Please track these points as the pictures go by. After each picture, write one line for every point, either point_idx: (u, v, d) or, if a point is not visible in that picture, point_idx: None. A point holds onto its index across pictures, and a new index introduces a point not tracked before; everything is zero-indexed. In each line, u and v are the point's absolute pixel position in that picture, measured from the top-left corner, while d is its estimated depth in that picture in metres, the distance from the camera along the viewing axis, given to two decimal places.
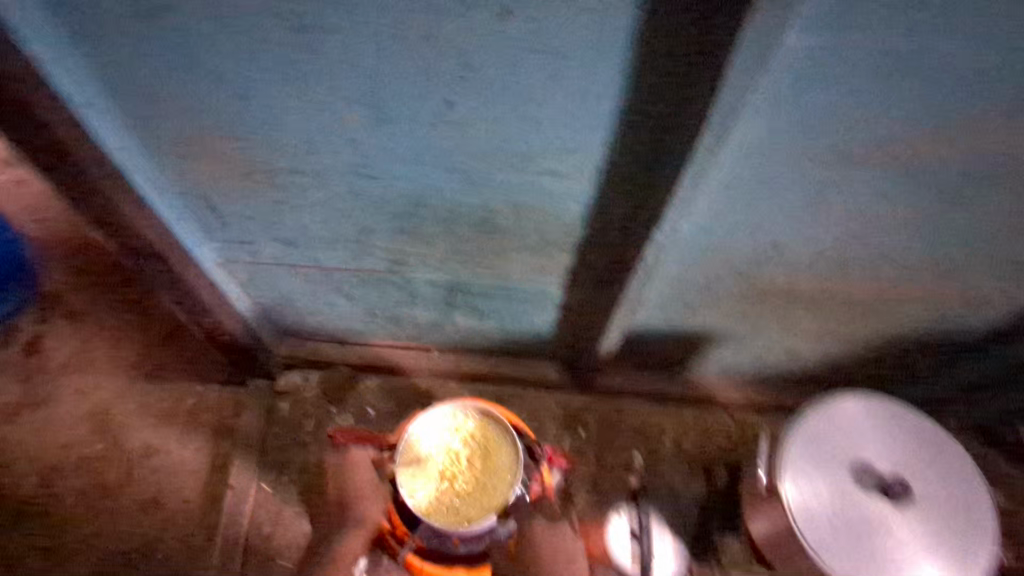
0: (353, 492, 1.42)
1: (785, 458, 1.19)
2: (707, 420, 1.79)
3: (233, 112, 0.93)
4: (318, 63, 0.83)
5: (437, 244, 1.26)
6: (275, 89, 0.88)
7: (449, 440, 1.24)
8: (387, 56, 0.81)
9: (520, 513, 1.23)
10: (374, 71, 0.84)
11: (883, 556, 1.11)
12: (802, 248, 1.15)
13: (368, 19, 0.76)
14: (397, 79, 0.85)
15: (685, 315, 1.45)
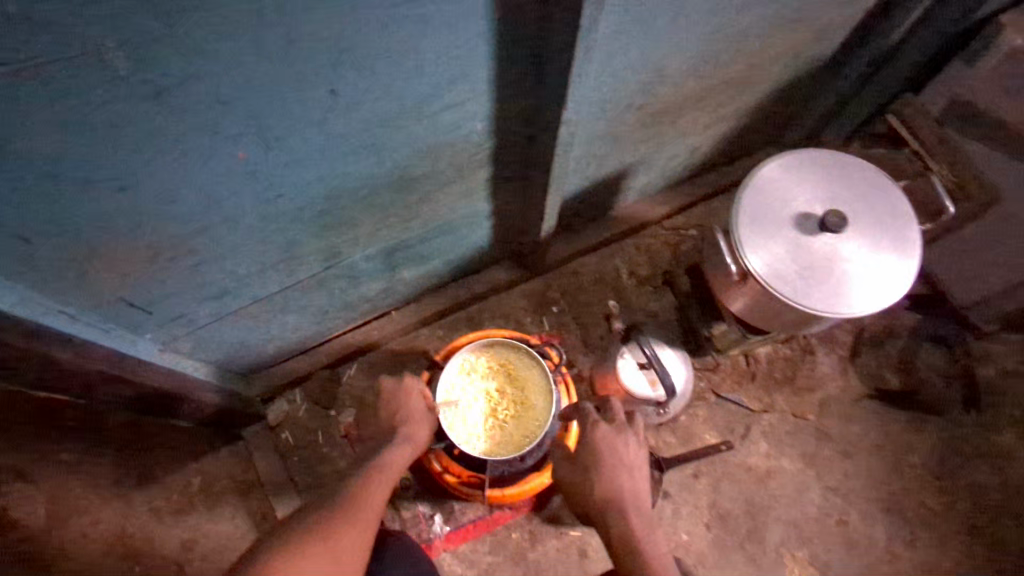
0: (400, 414, 1.25)
1: (741, 238, 1.34)
2: (649, 242, 1.92)
3: (118, 201, 0.85)
4: (189, 113, 0.76)
5: (364, 222, 1.23)
6: (151, 161, 0.81)
7: (478, 383, 1.37)
8: (256, 73, 0.75)
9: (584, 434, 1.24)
10: (248, 94, 0.78)
11: (844, 276, 1.31)
12: (681, 60, 1.21)
13: (222, 48, 0.70)
14: (274, 92, 0.79)
15: (600, 166, 1.52)
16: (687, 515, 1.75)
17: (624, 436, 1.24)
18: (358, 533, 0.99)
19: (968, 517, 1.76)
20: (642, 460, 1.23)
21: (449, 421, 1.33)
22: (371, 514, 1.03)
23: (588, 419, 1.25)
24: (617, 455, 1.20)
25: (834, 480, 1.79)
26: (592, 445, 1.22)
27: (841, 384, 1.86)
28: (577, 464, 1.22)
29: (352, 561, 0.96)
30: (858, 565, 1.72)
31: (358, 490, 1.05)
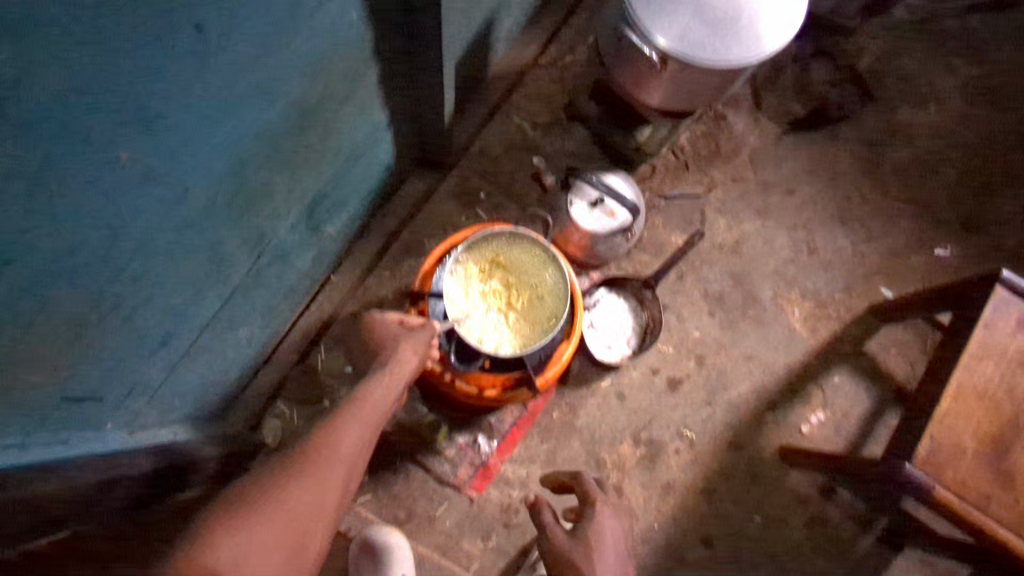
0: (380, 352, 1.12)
1: (644, 24, 1.29)
2: (535, 86, 1.84)
3: (11, 270, 0.67)
4: (48, 111, 0.60)
5: (278, 188, 1.08)
6: (30, 199, 0.64)
7: (481, 288, 1.27)
8: (108, 25, 0.61)
9: (583, 522, 1.19)
10: (111, 59, 0.63)
11: (751, 14, 1.28)
12: None
13: (60, 9, 0.56)
14: (139, 47, 0.65)
15: (472, 23, 1.39)
16: (690, 314, 1.80)
17: (620, 529, 1.19)
18: (322, 489, 0.83)
19: (902, 191, 1.94)
20: (620, 568, 1.12)
21: (477, 336, 1.23)
22: (339, 459, 0.88)
23: (594, 503, 1.22)
24: (607, 545, 1.14)
25: (790, 218, 1.90)
26: (593, 528, 1.16)
27: (757, 135, 1.94)
28: (573, 546, 1.13)
29: (308, 516, 0.78)
30: (840, 278, 1.87)
31: (326, 438, 0.90)
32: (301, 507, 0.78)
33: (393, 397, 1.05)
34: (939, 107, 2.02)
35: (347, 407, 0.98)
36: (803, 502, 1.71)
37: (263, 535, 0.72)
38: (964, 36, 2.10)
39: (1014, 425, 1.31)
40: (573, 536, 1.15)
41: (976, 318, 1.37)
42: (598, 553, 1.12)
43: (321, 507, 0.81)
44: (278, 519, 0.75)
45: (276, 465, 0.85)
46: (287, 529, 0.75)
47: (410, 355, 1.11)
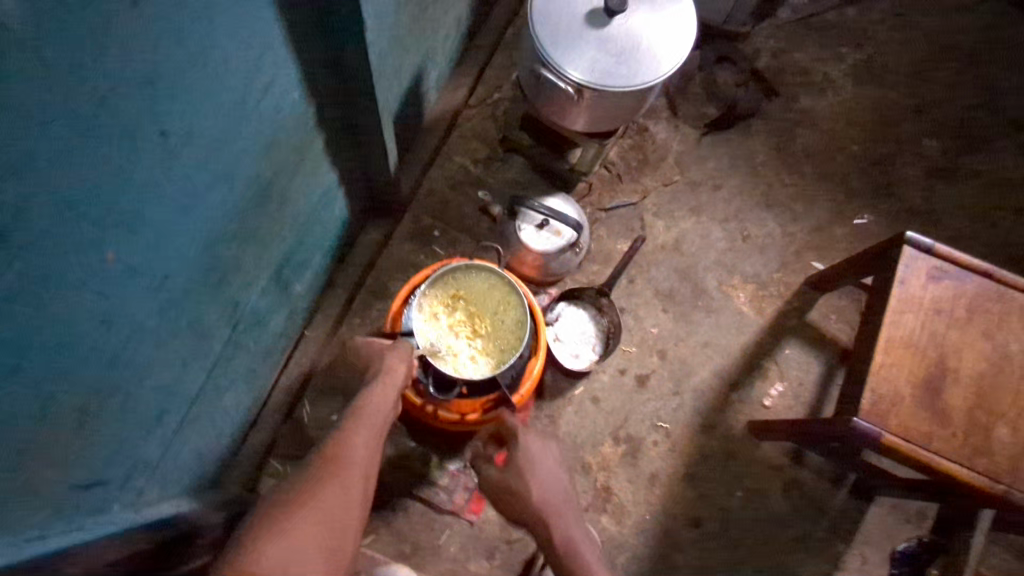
0: (374, 359, 1.25)
1: (553, 60, 1.42)
2: (470, 125, 1.97)
3: (23, 374, 0.74)
4: (44, 230, 0.68)
5: (247, 259, 1.17)
6: (33, 311, 0.71)
7: (449, 322, 1.36)
8: (89, 147, 0.69)
9: (512, 451, 1.31)
10: (93, 174, 0.71)
11: (646, 41, 1.43)
12: None
13: (48, 145, 0.64)
14: (115, 160, 0.74)
15: (402, 80, 1.51)
16: (646, 313, 1.93)
17: (546, 446, 1.33)
18: (343, 500, 1.00)
19: (816, 171, 2.13)
20: (549, 469, 1.29)
21: (455, 367, 1.32)
22: (352, 470, 1.05)
23: (516, 434, 1.32)
24: (537, 466, 1.29)
25: (721, 211, 2.06)
26: (523, 455, 1.29)
27: (679, 140, 2.11)
28: (508, 476, 1.28)
29: (335, 526, 0.95)
30: (774, 258, 2.03)
31: (340, 454, 1.06)
32: (330, 515, 0.96)
33: (389, 409, 1.18)
34: (836, 91, 2.23)
35: (351, 421, 1.12)
36: (777, 469, 1.84)
37: (305, 551, 0.89)
38: (846, 26, 2.33)
39: (942, 366, 1.46)
40: (506, 469, 1.29)
41: (892, 277, 1.54)
42: (527, 470, 1.27)
43: (344, 514, 0.98)
44: (314, 526, 0.93)
45: (300, 483, 1.00)
46: (323, 534, 0.93)
47: (399, 363, 1.24)
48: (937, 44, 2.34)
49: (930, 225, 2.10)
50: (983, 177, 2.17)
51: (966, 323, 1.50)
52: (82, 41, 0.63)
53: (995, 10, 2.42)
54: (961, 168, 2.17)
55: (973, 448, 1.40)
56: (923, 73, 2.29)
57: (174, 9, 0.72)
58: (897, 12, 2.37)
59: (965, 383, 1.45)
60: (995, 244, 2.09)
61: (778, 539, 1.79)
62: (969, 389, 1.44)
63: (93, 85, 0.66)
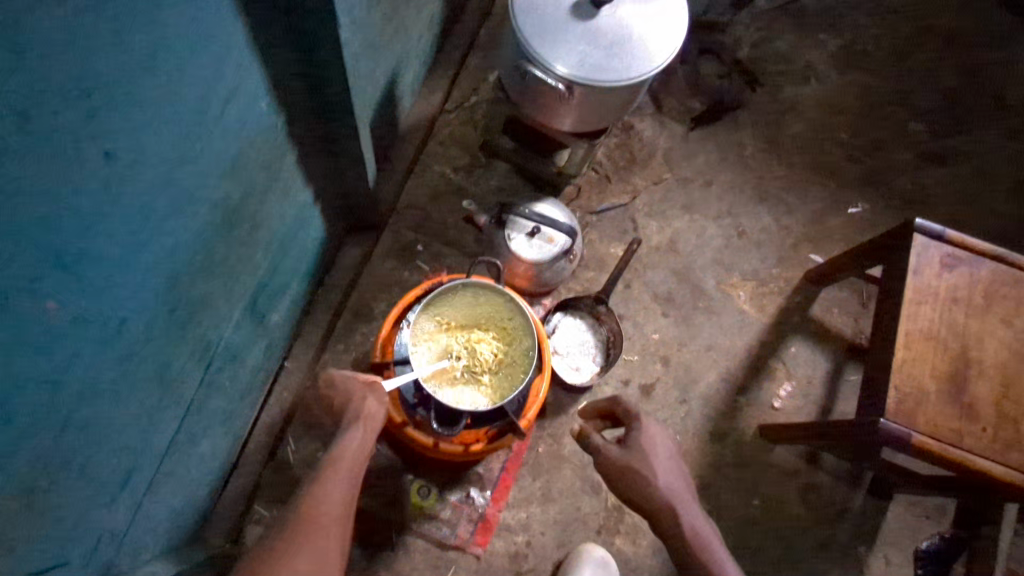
0: (344, 394, 1.15)
1: (540, 55, 1.32)
2: (448, 132, 1.86)
3: None
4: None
5: (217, 292, 1.04)
6: None
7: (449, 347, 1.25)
8: (14, 180, 0.56)
9: (630, 433, 1.22)
10: (23, 209, 0.58)
11: (638, 32, 1.34)
12: None
13: None
14: (48, 191, 0.60)
15: (376, 86, 1.39)
16: (646, 318, 1.84)
17: (663, 430, 1.23)
18: (319, 560, 0.93)
19: (806, 161, 2.07)
20: (666, 450, 1.21)
21: (460, 396, 1.21)
22: (326, 525, 0.97)
23: (636, 418, 1.22)
24: (657, 450, 1.19)
25: (714, 208, 1.98)
26: (643, 439, 1.20)
27: (665, 136, 2.03)
28: (637, 460, 1.18)
29: None
30: (772, 253, 1.96)
31: (312, 508, 0.99)
32: None
33: (367, 446, 1.09)
34: (819, 79, 2.18)
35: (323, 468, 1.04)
36: (792, 474, 1.76)
37: None
38: (824, 12, 2.28)
39: (965, 358, 1.39)
40: (625, 446, 1.20)
41: (905, 268, 1.47)
42: (650, 451, 1.18)
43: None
44: None
45: (273, 546, 0.94)
46: None
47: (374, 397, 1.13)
48: (915, 27, 2.30)
49: (925, 210, 2.06)
50: (972, 159, 2.13)
51: (984, 311, 1.44)
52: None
53: None
54: (950, 151, 2.13)
55: (1004, 442, 1.33)
56: (904, 57, 2.25)
57: (114, 7, 0.59)
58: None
59: (989, 374, 1.38)
60: (990, 227, 2.05)
61: (799, 547, 1.71)
62: (994, 381, 1.38)
63: (15, 101, 0.53)
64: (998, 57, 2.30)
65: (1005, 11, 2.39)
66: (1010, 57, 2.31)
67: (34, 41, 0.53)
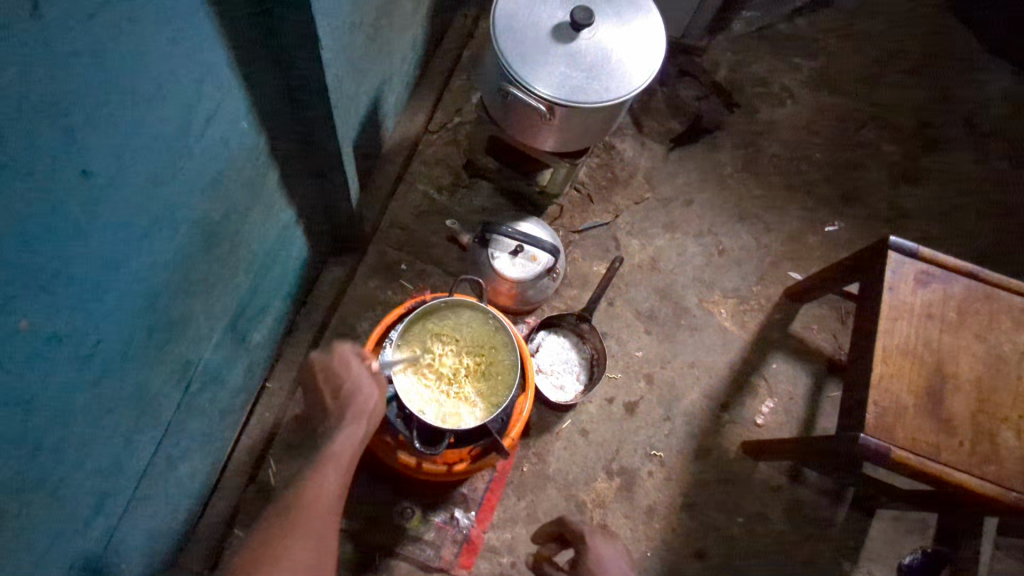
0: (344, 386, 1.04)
1: (522, 76, 1.34)
2: (431, 151, 1.88)
3: None
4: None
5: (196, 311, 1.03)
6: None
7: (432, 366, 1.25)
8: None
9: (579, 556, 1.16)
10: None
11: (617, 54, 1.37)
12: None
13: None
14: (23, 209, 0.60)
15: (360, 106, 1.40)
16: (629, 336, 1.85)
17: (614, 546, 1.18)
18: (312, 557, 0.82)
19: (784, 180, 2.11)
20: (620, 566, 1.14)
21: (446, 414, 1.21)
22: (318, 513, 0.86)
23: (584, 539, 1.18)
24: (607, 569, 1.12)
25: (695, 226, 2.00)
26: (590, 558, 1.13)
27: (646, 156, 2.06)
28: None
29: None
30: (752, 271, 1.98)
31: (306, 499, 0.87)
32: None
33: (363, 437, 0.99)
34: (795, 101, 2.23)
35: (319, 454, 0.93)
36: (777, 491, 1.77)
37: None
38: (798, 36, 2.34)
39: (941, 373, 1.42)
40: (574, 572, 1.14)
41: (881, 284, 1.50)
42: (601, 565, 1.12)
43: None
44: None
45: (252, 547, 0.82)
46: None
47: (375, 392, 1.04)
48: (887, 52, 2.37)
49: (899, 228, 2.10)
50: (943, 178, 2.19)
51: (958, 326, 1.47)
52: None
53: (936, 17, 2.49)
54: (921, 170, 2.19)
55: (982, 456, 1.35)
56: (876, 80, 2.31)
57: (96, 24, 0.60)
58: (844, 22, 2.41)
59: (965, 389, 1.41)
60: (964, 245, 2.09)
61: (784, 565, 1.71)
62: (970, 395, 1.40)
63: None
64: (965, 80, 2.38)
65: (971, 36, 2.47)
66: (977, 81, 2.38)
67: (11, 61, 0.53)
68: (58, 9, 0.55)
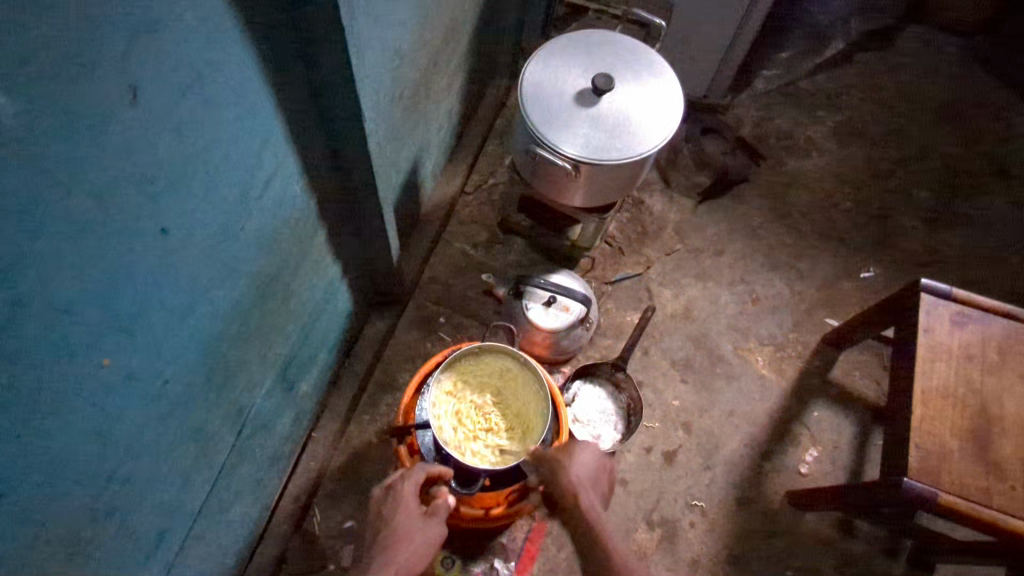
0: (417, 512, 1.08)
1: (547, 139, 1.44)
2: (466, 211, 2.00)
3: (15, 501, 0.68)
4: (30, 345, 0.63)
5: (250, 358, 1.12)
6: (28, 431, 0.67)
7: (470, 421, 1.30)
8: (86, 248, 0.66)
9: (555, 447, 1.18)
10: (90, 276, 0.68)
11: (636, 115, 1.46)
12: (415, 43, 1.29)
13: (46, 248, 0.61)
14: (113, 262, 0.71)
15: (400, 171, 1.52)
16: (665, 384, 1.86)
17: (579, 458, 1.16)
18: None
19: (814, 229, 2.13)
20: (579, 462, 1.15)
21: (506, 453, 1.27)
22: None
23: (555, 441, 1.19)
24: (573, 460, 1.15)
25: (726, 275, 2.04)
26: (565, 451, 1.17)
27: (675, 210, 2.13)
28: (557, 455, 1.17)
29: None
30: (787, 318, 1.99)
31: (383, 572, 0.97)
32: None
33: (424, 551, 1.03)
34: (821, 151, 2.28)
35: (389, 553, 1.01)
36: (827, 544, 1.71)
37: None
38: (821, 91, 2.41)
39: (985, 414, 1.39)
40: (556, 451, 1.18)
41: (915, 326, 1.50)
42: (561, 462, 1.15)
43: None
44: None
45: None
46: None
47: (432, 529, 1.06)
48: (911, 103, 2.42)
49: (938, 272, 2.08)
50: (980, 222, 2.17)
51: (1001, 367, 1.44)
52: (82, 145, 0.61)
53: (959, 68, 2.53)
54: (955, 214, 2.18)
55: None
56: (904, 130, 2.35)
57: (177, 106, 0.72)
58: (866, 75, 2.47)
59: (1012, 432, 1.37)
60: (1007, 286, 2.06)
61: None
62: (1018, 437, 1.36)
63: (92, 183, 0.64)
64: (997, 125, 2.39)
65: (998, 83, 2.50)
66: (1008, 125, 2.39)
67: (112, 139, 0.64)
68: (150, 94, 0.67)
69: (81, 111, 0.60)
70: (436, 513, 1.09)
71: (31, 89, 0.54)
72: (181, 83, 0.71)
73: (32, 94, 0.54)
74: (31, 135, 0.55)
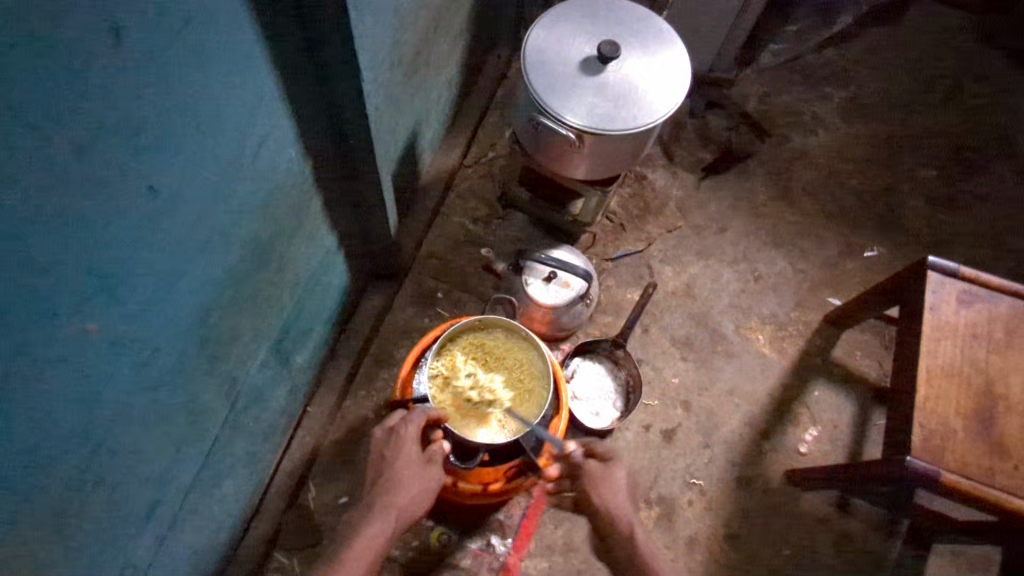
0: (418, 457, 1.11)
1: (551, 107, 1.39)
2: (465, 185, 1.95)
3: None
4: (9, 304, 0.59)
5: (244, 328, 1.08)
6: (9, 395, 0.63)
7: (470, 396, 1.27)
8: (67, 204, 0.62)
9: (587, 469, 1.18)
10: (72, 234, 0.64)
11: (643, 84, 1.42)
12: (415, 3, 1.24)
13: (24, 201, 0.57)
14: (97, 220, 0.67)
15: (399, 140, 1.48)
16: (665, 362, 1.84)
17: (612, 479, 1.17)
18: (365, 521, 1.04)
19: (818, 207, 2.10)
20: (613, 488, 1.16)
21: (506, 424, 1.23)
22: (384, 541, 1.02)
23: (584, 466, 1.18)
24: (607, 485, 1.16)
25: (729, 253, 2.01)
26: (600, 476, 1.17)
27: (678, 186, 2.09)
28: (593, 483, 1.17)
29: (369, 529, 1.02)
30: (789, 297, 1.96)
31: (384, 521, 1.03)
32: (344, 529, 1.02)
33: (422, 495, 1.09)
34: (827, 128, 2.24)
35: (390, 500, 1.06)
36: (824, 522, 1.71)
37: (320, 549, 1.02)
38: (828, 67, 2.36)
39: (991, 393, 1.37)
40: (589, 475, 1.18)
41: (922, 305, 1.47)
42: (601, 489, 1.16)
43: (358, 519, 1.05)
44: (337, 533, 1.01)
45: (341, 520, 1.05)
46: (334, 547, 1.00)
47: (432, 476, 1.11)
48: (919, 80, 2.37)
49: (942, 252, 2.06)
50: (985, 202, 2.15)
51: (1007, 347, 1.42)
52: (61, 91, 0.57)
53: (967, 44, 2.48)
54: (961, 194, 2.15)
55: None
56: (911, 107, 2.31)
57: (165, 54, 0.67)
58: (874, 51, 2.42)
59: (1016, 411, 1.35)
60: (1011, 267, 2.04)
61: None
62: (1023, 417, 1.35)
63: (73, 133, 0.60)
64: (1005, 104, 2.35)
65: (1008, 61, 2.45)
66: (1016, 104, 2.35)
67: (94, 85, 0.60)
68: (136, 40, 0.63)
69: (60, 53, 0.55)
70: (434, 458, 1.12)
71: (3, 22, 0.50)
72: (170, 29, 0.66)
73: (4, 29, 0.50)
74: (4, 76, 0.51)
